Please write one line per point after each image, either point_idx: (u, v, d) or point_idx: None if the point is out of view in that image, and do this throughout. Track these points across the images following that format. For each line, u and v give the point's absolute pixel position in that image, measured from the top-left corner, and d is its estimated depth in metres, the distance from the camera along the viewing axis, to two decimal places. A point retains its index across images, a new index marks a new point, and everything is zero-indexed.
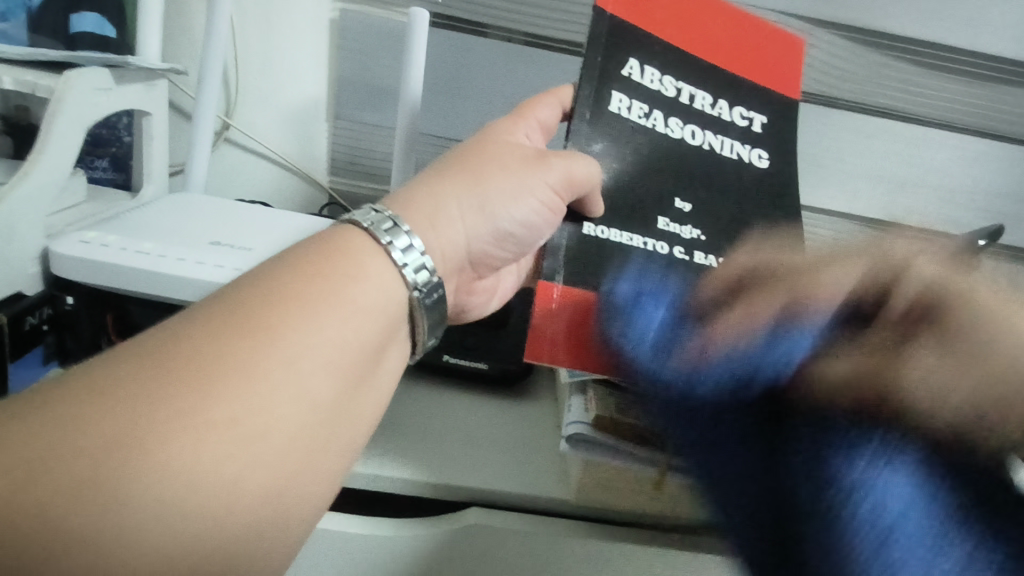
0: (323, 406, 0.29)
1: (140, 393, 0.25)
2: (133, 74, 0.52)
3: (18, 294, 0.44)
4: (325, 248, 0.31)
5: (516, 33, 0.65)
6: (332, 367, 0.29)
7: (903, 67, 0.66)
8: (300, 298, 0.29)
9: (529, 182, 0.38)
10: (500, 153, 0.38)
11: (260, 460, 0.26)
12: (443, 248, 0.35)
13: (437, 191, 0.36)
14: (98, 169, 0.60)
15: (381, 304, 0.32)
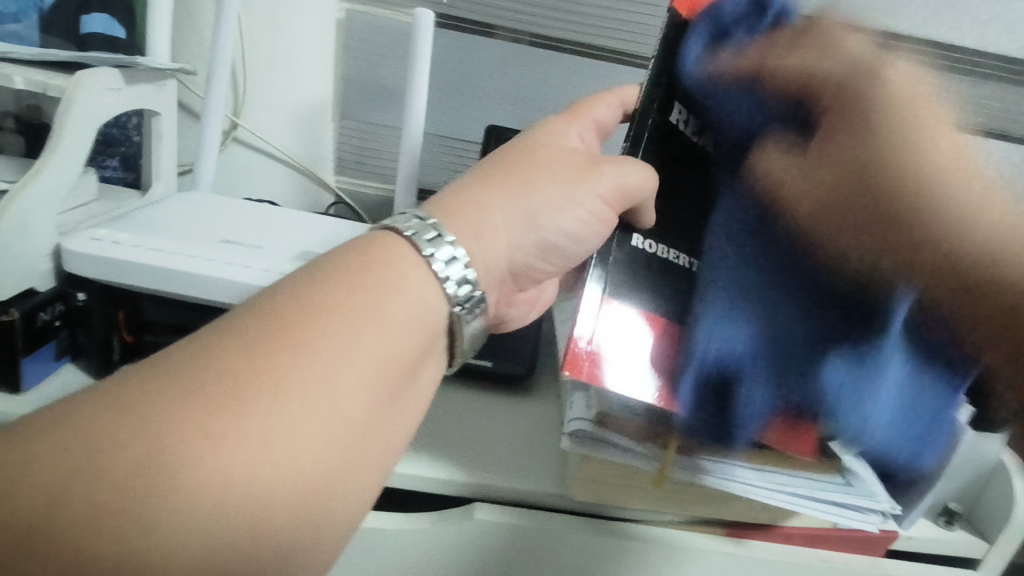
0: (362, 421, 0.29)
1: (176, 410, 0.25)
2: (143, 74, 0.53)
3: (31, 290, 0.45)
4: (361, 262, 0.32)
5: (520, 33, 0.66)
6: (372, 379, 0.30)
7: None
8: (342, 309, 0.30)
9: (578, 191, 0.37)
10: (552, 160, 0.38)
11: (303, 470, 0.27)
12: (486, 258, 0.36)
13: (485, 201, 0.36)
14: (108, 168, 0.61)
15: (420, 316, 0.32)
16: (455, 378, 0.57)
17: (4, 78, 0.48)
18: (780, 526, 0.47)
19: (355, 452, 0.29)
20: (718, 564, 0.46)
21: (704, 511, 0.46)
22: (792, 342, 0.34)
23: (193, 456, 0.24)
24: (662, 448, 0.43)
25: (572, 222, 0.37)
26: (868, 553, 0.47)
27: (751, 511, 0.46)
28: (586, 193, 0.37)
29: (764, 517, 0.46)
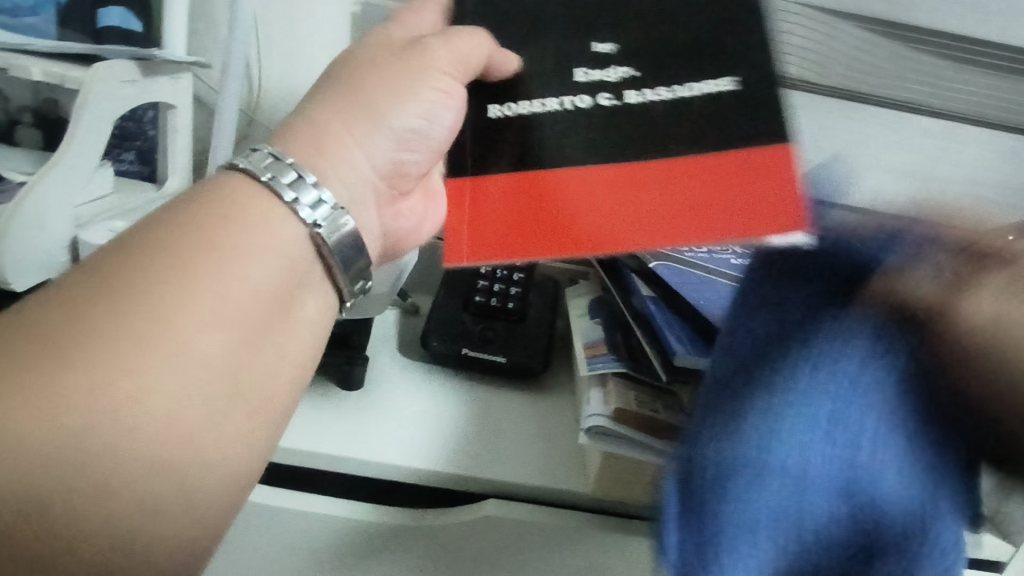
0: (250, 338, 0.30)
1: (35, 358, 0.26)
2: (159, 66, 0.53)
3: (48, 282, 0.45)
4: (212, 205, 0.31)
5: None
6: (224, 319, 0.29)
7: (927, 60, 0.61)
8: (185, 253, 0.29)
9: (424, 93, 0.36)
10: (379, 63, 0.37)
11: (173, 402, 0.28)
12: (342, 181, 0.35)
13: (319, 126, 0.35)
14: (125, 161, 0.61)
15: (271, 250, 0.31)
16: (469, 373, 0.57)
17: (23, 71, 0.49)
18: None
19: (243, 383, 0.30)
20: None
21: None
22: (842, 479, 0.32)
23: (47, 403, 0.26)
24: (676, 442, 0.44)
25: (420, 112, 0.36)
26: None
27: None
28: (430, 93, 0.36)
29: None
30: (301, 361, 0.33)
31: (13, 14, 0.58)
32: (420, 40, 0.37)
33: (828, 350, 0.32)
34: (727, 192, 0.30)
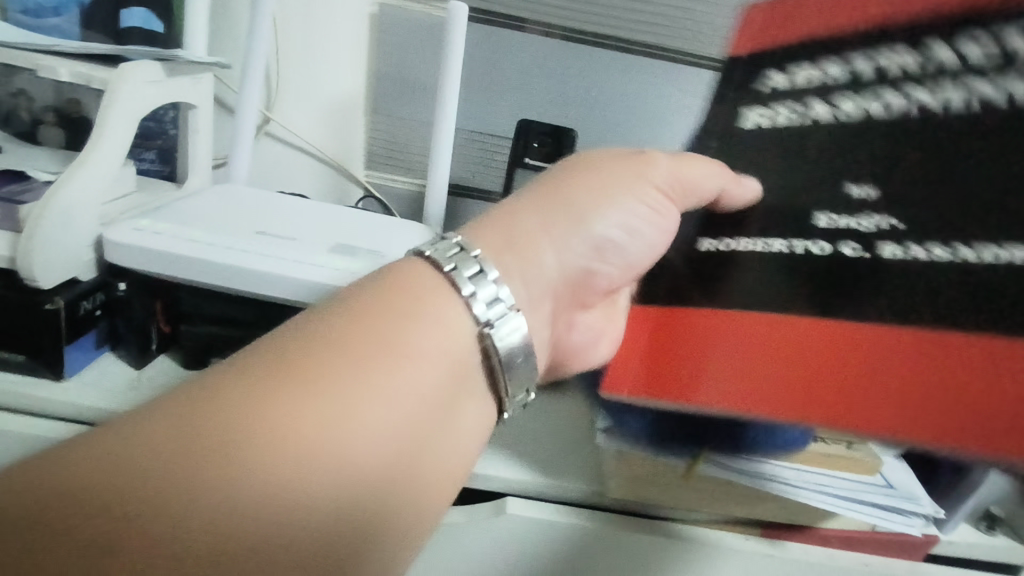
0: (414, 437, 0.29)
1: (229, 430, 0.24)
2: (180, 67, 0.54)
3: (75, 280, 0.46)
4: (399, 289, 0.32)
5: (551, 27, 0.66)
6: (411, 406, 0.29)
7: None
8: (379, 340, 0.29)
9: (624, 207, 0.39)
10: (602, 166, 0.40)
11: (335, 484, 0.25)
12: (530, 278, 0.37)
13: (534, 229, 0.38)
14: (145, 161, 0.62)
15: (452, 355, 0.31)
16: None
17: (49, 71, 0.49)
18: (819, 529, 0.46)
19: (396, 482, 0.27)
20: (755, 566, 0.46)
21: (739, 513, 0.45)
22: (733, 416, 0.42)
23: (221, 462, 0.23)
24: (695, 445, 0.43)
25: (619, 219, 0.39)
26: (909, 559, 0.46)
27: (786, 511, 0.45)
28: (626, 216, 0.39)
29: (799, 518, 0.45)
30: (441, 479, 0.30)
31: (36, 14, 0.59)
32: (654, 158, 0.41)
33: None
34: (957, 399, 0.22)
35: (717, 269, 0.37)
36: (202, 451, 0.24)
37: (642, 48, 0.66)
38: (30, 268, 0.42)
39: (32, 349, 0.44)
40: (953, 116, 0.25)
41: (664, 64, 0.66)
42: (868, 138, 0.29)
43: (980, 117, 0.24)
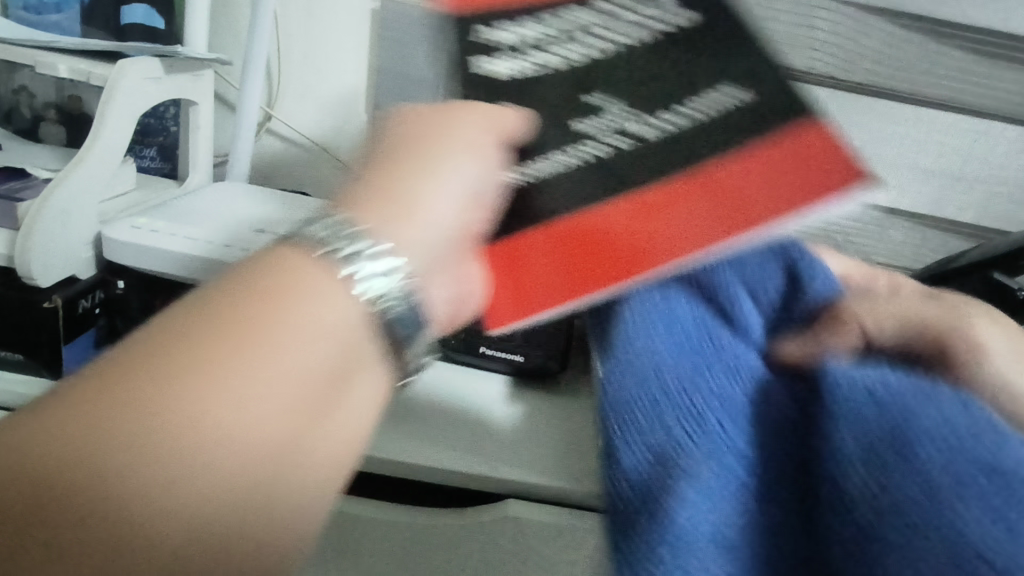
0: (295, 424, 0.21)
1: (76, 442, 0.19)
2: (180, 64, 0.53)
3: (73, 278, 0.45)
4: (280, 277, 0.23)
5: None
6: (288, 377, 0.21)
7: None
8: (233, 328, 0.21)
9: (479, 144, 0.28)
10: (421, 134, 0.28)
11: (202, 486, 0.19)
12: (413, 245, 0.26)
13: (406, 183, 0.27)
14: (146, 158, 0.61)
15: (340, 332, 0.23)
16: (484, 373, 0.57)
17: (48, 68, 0.49)
18: None
19: (285, 476, 0.20)
20: None
21: None
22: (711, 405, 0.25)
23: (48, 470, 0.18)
24: None
25: (458, 183, 0.27)
26: None
27: None
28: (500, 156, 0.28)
29: None
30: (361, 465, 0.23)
31: (38, 11, 0.58)
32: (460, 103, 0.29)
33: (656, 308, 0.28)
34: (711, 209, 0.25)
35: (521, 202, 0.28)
36: (59, 483, 0.18)
37: None
38: (29, 267, 0.42)
39: (29, 347, 0.44)
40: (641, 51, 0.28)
41: None
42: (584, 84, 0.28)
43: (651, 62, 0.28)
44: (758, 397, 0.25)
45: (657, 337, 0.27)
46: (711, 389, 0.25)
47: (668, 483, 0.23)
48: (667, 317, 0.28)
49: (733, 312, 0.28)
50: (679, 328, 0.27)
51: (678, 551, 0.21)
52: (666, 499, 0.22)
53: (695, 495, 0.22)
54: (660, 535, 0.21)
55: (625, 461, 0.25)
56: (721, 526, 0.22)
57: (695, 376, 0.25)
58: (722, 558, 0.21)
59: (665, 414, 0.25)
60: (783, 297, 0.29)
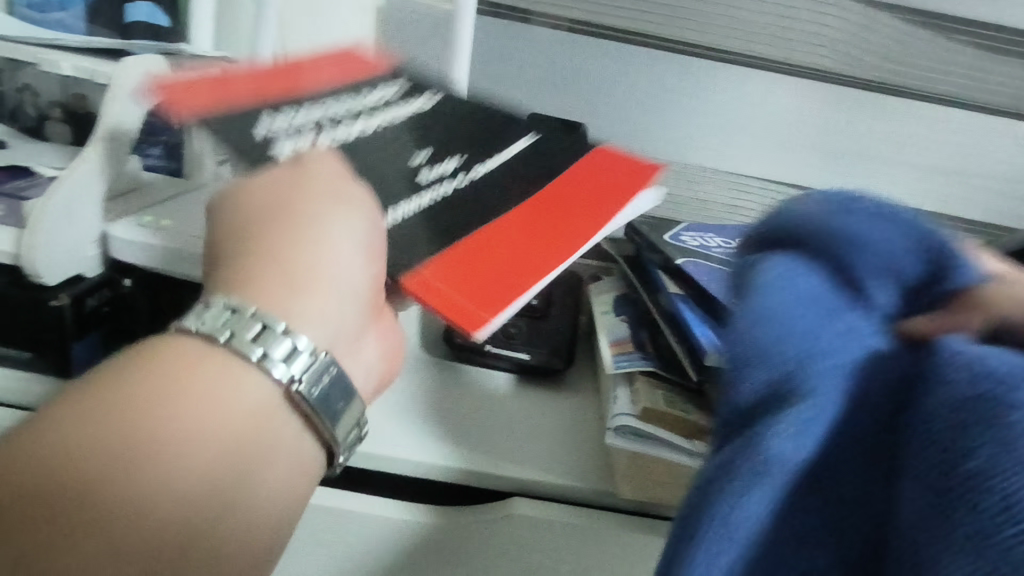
0: (221, 477, 0.27)
1: (43, 483, 0.24)
2: (185, 61, 0.54)
3: (80, 276, 0.45)
4: (191, 359, 0.28)
5: (560, 19, 0.64)
6: (218, 438, 0.27)
7: (954, 47, 0.63)
8: (172, 400, 0.27)
9: (360, 211, 0.35)
10: (287, 211, 0.34)
11: (150, 522, 0.25)
12: (319, 317, 0.32)
13: (292, 264, 0.33)
14: (151, 157, 0.60)
15: (260, 403, 0.29)
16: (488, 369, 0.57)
17: (54, 66, 0.49)
18: None
19: (215, 518, 0.26)
20: None
21: None
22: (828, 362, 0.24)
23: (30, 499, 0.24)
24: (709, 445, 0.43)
25: (347, 256, 0.34)
26: None
27: None
28: (369, 217, 0.35)
29: None
30: (284, 502, 0.29)
31: (42, 10, 0.58)
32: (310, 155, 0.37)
33: (785, 277, 0.26)
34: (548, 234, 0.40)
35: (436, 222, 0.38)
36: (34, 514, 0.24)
37: (652, 40, 0.65)
38: (35, 265, 0.42)
39: (37, 346, 0.44)
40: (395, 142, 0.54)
41: (676, 56, 0.65)
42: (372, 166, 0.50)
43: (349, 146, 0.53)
44: (870, 360, 0.25)
45: (786, 296, 0.25)
46: (830, 344, 0.24)
47: (775, 419, 0.23)
48: (793, 281, 0.26)
49: (864, 283, 0.26)
50: (802, 296, 0.25)
51: (766, 476, 0.23)
52: (765, 429, 0.23)
53: (797, 432, 0.23)
54: (756, 460, 0.23)
55: (740, 387, 0.24)
56: (805, 457, 0.23)
57: (821, 333, 0.24)
58: (791, 480, 0.23)
59: (787, 360, 0.24)
60: (922, 277, 0.25)
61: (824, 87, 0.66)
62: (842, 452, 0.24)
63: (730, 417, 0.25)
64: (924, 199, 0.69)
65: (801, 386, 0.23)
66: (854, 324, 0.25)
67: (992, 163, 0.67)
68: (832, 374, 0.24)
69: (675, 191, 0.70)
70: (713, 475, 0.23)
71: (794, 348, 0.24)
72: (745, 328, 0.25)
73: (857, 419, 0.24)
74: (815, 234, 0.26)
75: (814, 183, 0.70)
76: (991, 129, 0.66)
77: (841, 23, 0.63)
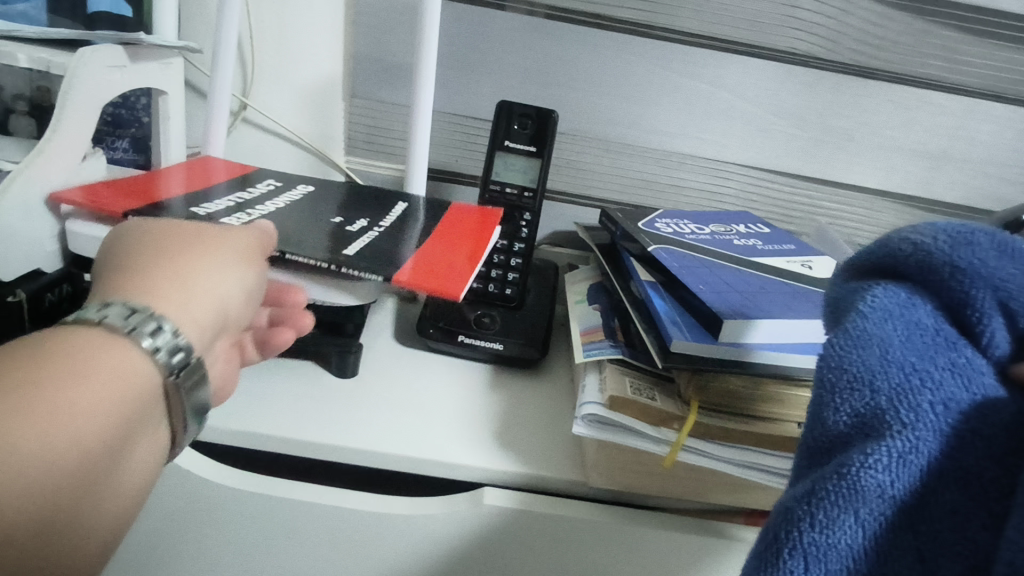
0: (95, 457, 0.24)
1: None
2: (147, 52, 0.53)
3: (37, 272, 0.44)
4: (81, 345, 0.26)
5: (535, 5, 0.63)
6: (97, 413, 0.25)
7: (935, 30, 0.62)
8: (50, 362, 0.24)
9: (247, 258, 0.34)
10: (183, 236, 0.33)
11: (5, 494, 0.22)
12: (199, 324, 0.30)
13: (184, 275, 0.31)
14: (118, 150, 0.60)
15: (144, 390, 0.27)
16: (463, 360, 0.56)
17: (7, 57, 0.47)
18: None
19: (67, 514, 0.24)
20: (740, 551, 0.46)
21: (725, 500, 0.45)
22: (929, 401, 0.22)
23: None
24: (677, 431, 0.42)
25: (236, 280, 0.32)
26: None
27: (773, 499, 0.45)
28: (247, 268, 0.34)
29: None
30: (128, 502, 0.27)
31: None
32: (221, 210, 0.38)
33: (895, 306, 0.25)
34: (454, 243, 0.51)
35: (379, 249, 0.47)
36: None
37: (628, 25, 0.64)
38: None
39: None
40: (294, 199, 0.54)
41: (651, 41, 0.64)
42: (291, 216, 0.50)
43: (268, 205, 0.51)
44: (987, 402, 0.22)
45: (891, 324, 0.25)
46: (930, 376, 0.23)
47: (866, 446, 0.23)
48: (901, 312, 0.25)
49: (982, 321, 0.24)
50: (912, 328, 0.24)
51: (855, 505, 0.22)
52: (854, 456, 0.23)
53: (892, 463, 0.22)
54: (843, 488, 0.22)
55: (832, 414, 0.24)
56: (904, 492, 0.22)
57: (928, 362, 0.23)
58: (889, 518, 0.22)
59: (883, 386, 0.23)
60: None
61: (803, 72, 0.65)
62: (959, 497, 0.22)
63: (820, 443, 0.25)
64: (907, 183, 0.69)
65: (904, 418, 0.22)
66: (972, 358, 0.23)
67: (974, 146, 0.67)
68: (936, 412, 0.22)
69: (653, 178, 0.70)
70: (797, 504, 0.23)
71: (899, 374, 0.23)
72: (848, 354, 0.25)
73: (976, 462, 0.22)
74: (923, 266, 0.25)
75: (793, 169, 0.69)
76: (975, 112, 0.65)
77: (821, 6, 0.62)
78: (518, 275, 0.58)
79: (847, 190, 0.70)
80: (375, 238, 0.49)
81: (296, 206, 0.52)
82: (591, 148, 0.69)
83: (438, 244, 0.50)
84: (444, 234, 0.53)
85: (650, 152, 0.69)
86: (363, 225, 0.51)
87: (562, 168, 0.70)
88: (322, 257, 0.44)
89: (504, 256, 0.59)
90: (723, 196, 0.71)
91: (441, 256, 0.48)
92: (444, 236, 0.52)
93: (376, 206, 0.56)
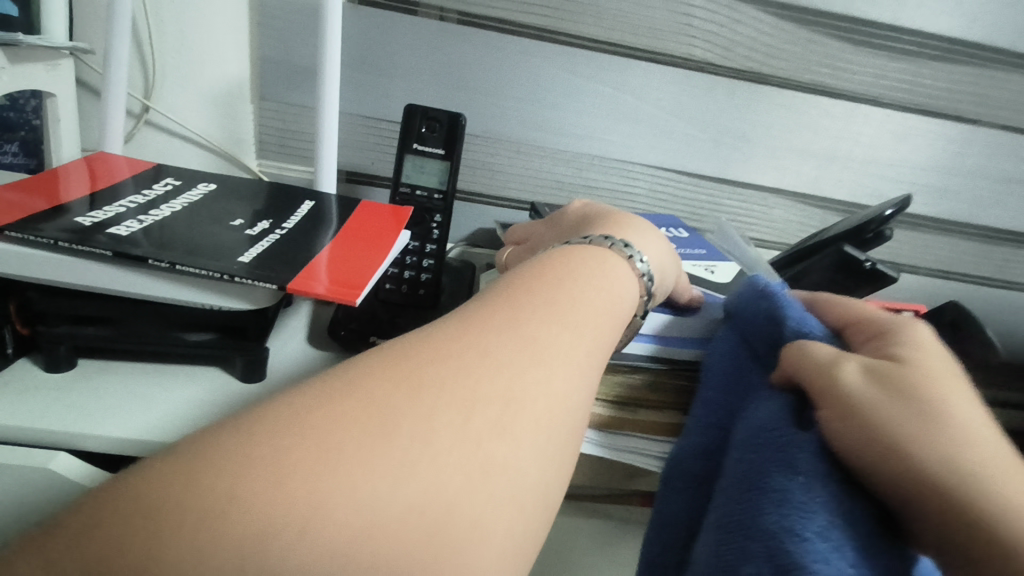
0: (472, 428, 0.26)
1: (307, 440, 0.23)
2: (28, 53, 0.51)
3: None
4: (454, 337, 0.29)
5: (447, 11, 0.64)
6: (515, 406, 0.27)
7: (817, 40, 0.66)
8: (477, 349, 0.29)
9: (652, 232, 0.45)
10: (615, 220, 0.45)
11: (398, 473, 0.23)
12: (658, 259, 0.42)
13: (551, 284, 0.34)
14: (7, 153, 0.58)
15: (567, 350, 0.31)
16: None
17: None
18: None
19: (458, 503, 0.24)
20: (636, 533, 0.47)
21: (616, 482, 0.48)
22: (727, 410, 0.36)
23: (361, 489, 0.22)
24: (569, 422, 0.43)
25: (652, 249, 0.43)
26: None
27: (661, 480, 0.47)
28: (618, 255, 0.39)
29: None
30: (519, 484, 0.26)
31: None
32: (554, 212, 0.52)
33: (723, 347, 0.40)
34: (357, 246, 0.50)
35: (283, 251, 0.47)
36: (256, 490, 0.21)
37: (534, 31, 0.65)
38: None
39: None
40: (192, 203, 0.53)
41: (555, 46, 0.66)
42: (186, 220, 0.49)
43: (164, 209, 0.51)
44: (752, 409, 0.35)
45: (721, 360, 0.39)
46: (737, 380, 0.37)
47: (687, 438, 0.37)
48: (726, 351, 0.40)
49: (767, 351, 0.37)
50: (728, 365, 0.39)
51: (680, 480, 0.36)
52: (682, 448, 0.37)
53: (701, 437, 0.36)
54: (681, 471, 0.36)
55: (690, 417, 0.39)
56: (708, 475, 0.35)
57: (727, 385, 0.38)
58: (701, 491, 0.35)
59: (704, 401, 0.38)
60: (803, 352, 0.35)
61: (699, 77, 0.68)
62: None
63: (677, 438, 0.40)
64: (799, 181, 0.74)
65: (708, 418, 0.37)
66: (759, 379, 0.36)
67: (855, 148, 0.72)
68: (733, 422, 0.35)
69: (566, 179, 0.73)
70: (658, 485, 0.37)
71: (714, 392, 0.38)
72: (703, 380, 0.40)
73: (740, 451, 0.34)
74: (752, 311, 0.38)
75: (695, 168, 0.73)
76: (854, 116, 0.70)
77: (714, 14, 0.65)
78: (430, 277, 0.59)
79: (745, 189, 0.74)
80: (280, 239, 0.49)
81: (196, 209, 0.52)
82: (503, 150, 0.71)
83: (338, 246, 0.50)
84: (352, 236, 0.52)
85: (561, 153, 0.71)
86: (265, 228, 0.51)
87: (477, 169, 0.71)
88: (212, 264, 0.43)
89: (415, 257, 0.59)
90: (632, 194, 0.74)
91: (344, 261, 0.47)
92: (349, 238, 0.52)
93: (287, 207, 0.56)
